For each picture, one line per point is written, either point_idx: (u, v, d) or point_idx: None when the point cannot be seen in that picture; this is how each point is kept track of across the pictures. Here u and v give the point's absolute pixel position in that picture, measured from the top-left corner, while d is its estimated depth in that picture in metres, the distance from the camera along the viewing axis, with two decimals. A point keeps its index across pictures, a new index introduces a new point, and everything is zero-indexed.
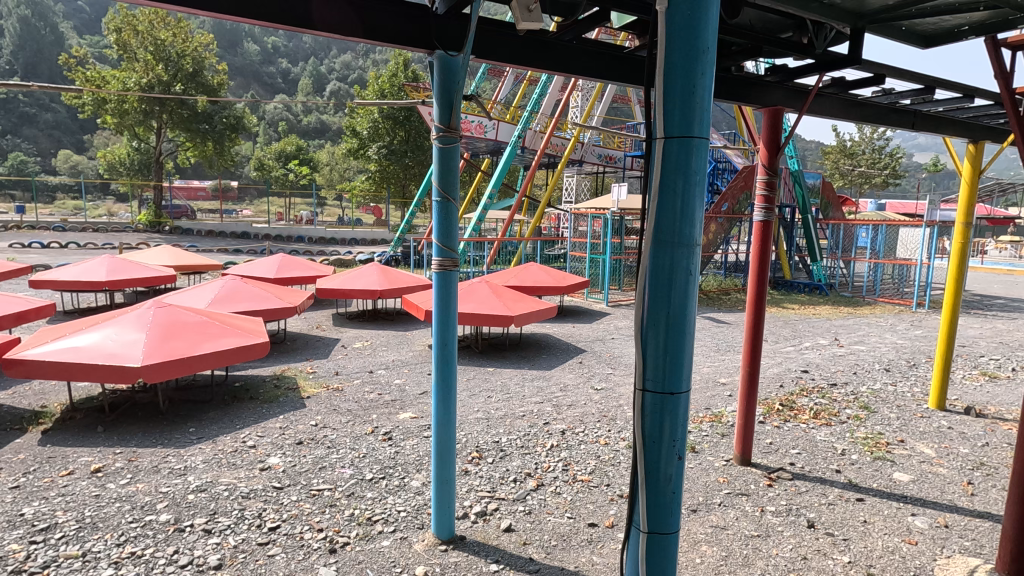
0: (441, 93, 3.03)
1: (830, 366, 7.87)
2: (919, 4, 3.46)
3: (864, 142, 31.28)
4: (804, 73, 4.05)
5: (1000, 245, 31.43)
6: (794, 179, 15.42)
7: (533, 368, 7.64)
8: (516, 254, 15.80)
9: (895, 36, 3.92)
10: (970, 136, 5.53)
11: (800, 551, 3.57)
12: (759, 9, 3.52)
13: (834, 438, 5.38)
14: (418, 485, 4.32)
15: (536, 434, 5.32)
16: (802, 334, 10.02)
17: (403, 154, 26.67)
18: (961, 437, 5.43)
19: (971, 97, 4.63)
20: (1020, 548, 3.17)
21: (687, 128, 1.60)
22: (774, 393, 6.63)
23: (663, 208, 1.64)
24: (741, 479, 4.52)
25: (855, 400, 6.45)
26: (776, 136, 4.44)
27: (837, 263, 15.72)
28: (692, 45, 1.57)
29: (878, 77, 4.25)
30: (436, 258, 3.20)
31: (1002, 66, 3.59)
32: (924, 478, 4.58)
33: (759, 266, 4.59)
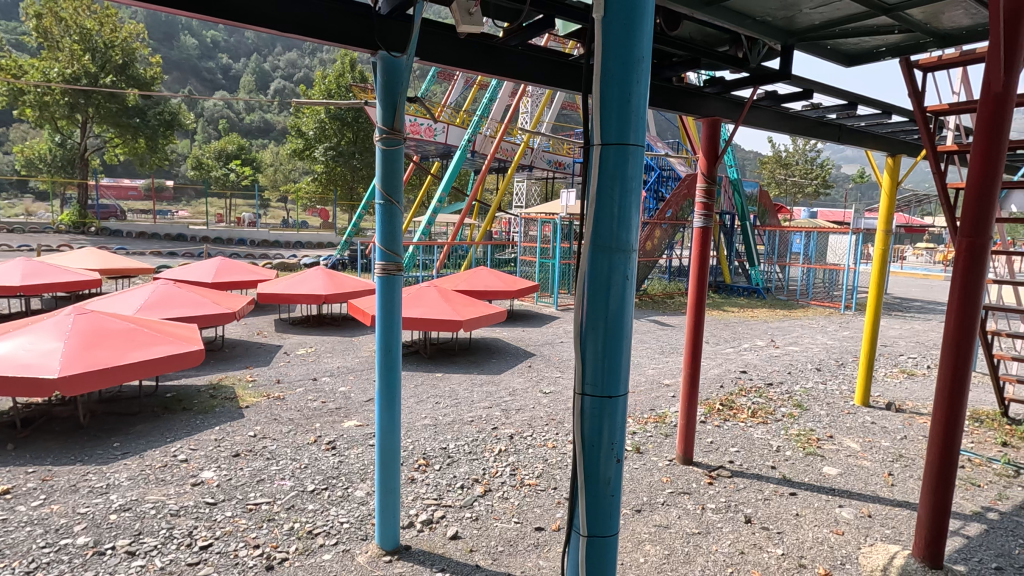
0: (385, 94, 2.97)
1: (766, 367, 8.24)
2: (842, 25, 3.68)
3: (797, 153, 33.05)
4: (740, 86, 4.24)
5: (917, 252, 33.93)
6: (733, 187, 16.08)
7: (482, 372, 7.61)
8: (466, 259, 15.66)
9: (821, 54, 4.16)
10: (889, 150, 5.93)
11: (737, 546, 3.70)
12: (698, 23, 3.66)
13: (770, 436, 5.63)
14: (362, 495, 4.21)
15: (484, 439, 5.30)
16: (740, 336, 10.46)
17: (351, 156, 26.10)
18: (883, 431, 5.80)
19: (890, 113, 4.98)
20: (935, 533, 3.42)
21: (623, 135, 1.63)
22: (715, 394, 6.87)
23: (601, 213, 1.66)
24: (683, 478, 4.65)
25: (789, 398, 6.78)
26: (714, 145, 4.61)
27: (773, 267, 16.52)
28: (628, 53, 1.60)
29: (806, 92, 4.50)
30: (379, 262, 3.13)
31: (917, 87, 3.86)
32: (850, 471, 4.86)
33: (699, 270, 4.75)
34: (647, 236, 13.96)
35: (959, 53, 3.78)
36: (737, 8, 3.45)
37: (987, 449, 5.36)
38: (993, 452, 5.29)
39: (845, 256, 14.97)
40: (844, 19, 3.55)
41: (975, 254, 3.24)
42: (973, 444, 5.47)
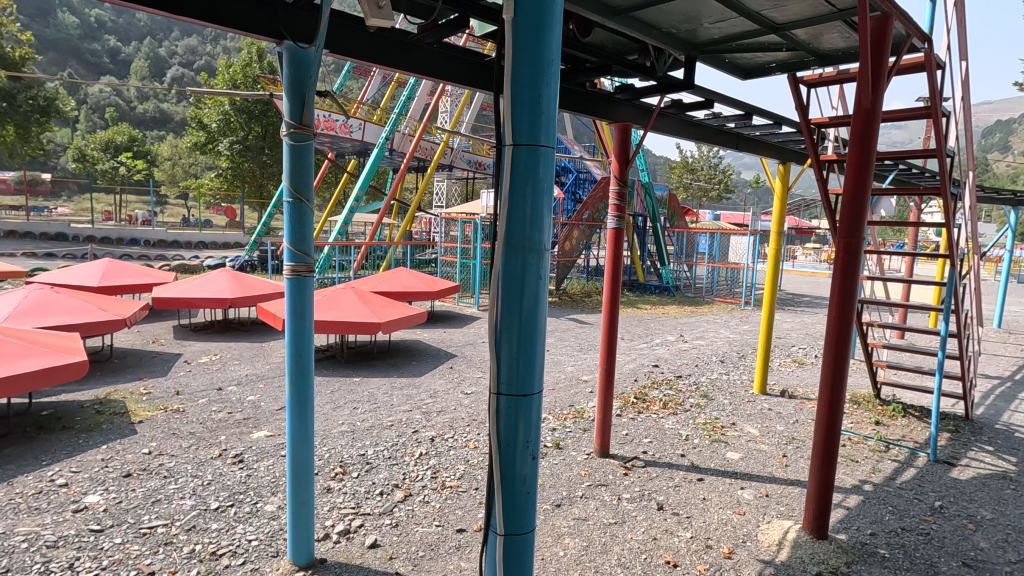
0: (292, 86, 2.83)
1: (676, 360, 8.73)
2: (738, 40, 3.96)
3: (702, 159, 35.20)
4: (648, 93, 4.44)
5: (806, 251, 37.29)
6: (645, 190, 16.86)
7: (403, 375, 7.46)
8: (385, 259, 15.29)
9: (720, 67, 4.46)
10: (781, 158, 6.46)
11: (651, 532, 3.88)
12: (608, 30, 3.80)
13: (679, 425, 5.96)
14: (273, 510, 3.98)
15: (404, 443, 5.19)
16: (653, 332, 11.01)
17: (260, 151, 24.66)
18: (778, 416, 6.32)
19: (780, 124, 5.42)
20: (820, 508, 3.77)
21: (535, 136, 1.65)
22: (629, 388, 7.17)
23: (514, 214, 1.67)
24: (600, 470, 4.81)
25: (696, 389, 7.21)
26: (625, 150, 4.82)
27: (682, 266, 17.51)
28: (538, 55, 1.62)
29: (708, 102, 4.80)
30: (286, 263, 2.97)
31: (802, 101, 4.23)
32: (750, 455, 5.25)
33: (613, 269, 4.93)
34: (565, 236, 14.33)
35: (837, 71, 4.18)
36: (644, 19, 3.62)
37: (864, 428, 5.99)
38: (868, 430, 5.92)
39: (744, 255, 16.16)
40: (739, 35, 3.82)
41: (850, 255, 3.60)
42: (852, 424, 6.09)
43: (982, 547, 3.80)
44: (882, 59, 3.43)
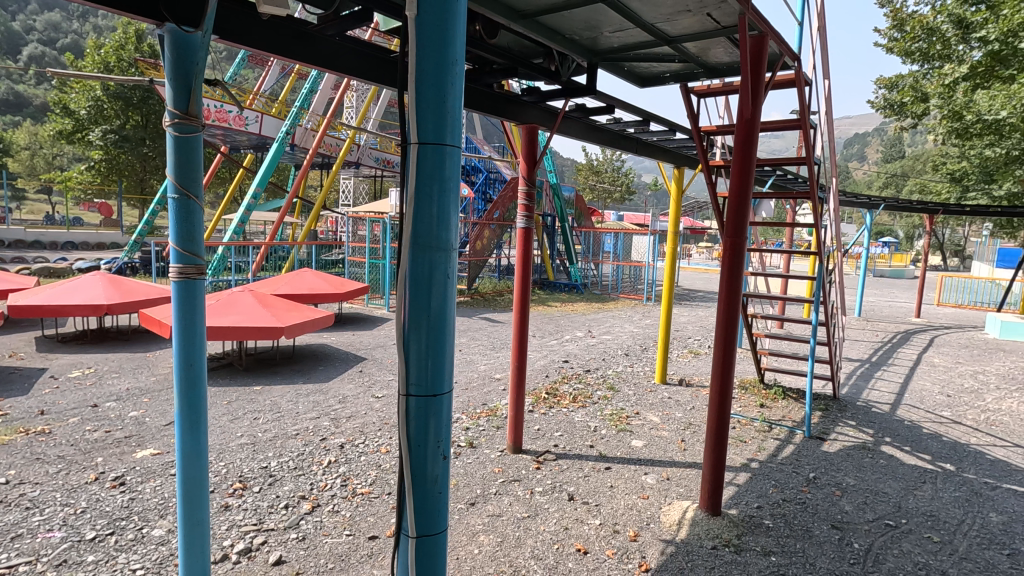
0: (174, 73, 2.51)
1: (585, 355, 9.06)
2: (635, 50, 4.19)
3: (606, 162, 36.71)
4: (553, 97, 4.57)
5: (701, 250, 40.12)
6: (553, 191, 17.27)
7: (308, 382, 7.10)
8: (287, 260, 14.49)
9: (620, 74, 4.68)
10: (676, 162, 6.91)
11: (562, 522, 4.00)
12: (514, 33, 3.87)
13: (588, 417, 6.19)
14: (161, 534, 3.65)
15: (311, 452, 4.96)
16: (563, 328, 11.35)
17: (140, 142, 22.29)
18: (677, 404, 6.76)
19: (675, 131, 5.79)
20: (714, 488, 4.08)
21: (440, 135, 1.64)
22: (540, 384, 7.33)
23: (420, 213, 1.65)
24: (513, 466, 4.88)
25: (604, 382, 7.54)
26: (532, 150, 4.93)
27: (589, 264, 18.17)
28: (442, 55, 1.62)
29: (609, 107, 5.03)
30: (172, 265, 2.64)
31: (694, 109, 4.55)
32: (652, 442, 5.57)
33: (522, 268, 5.02)
34: (477, 235, 14.37)
35: (723, 83, 4.54)
36: (549, 24, 3.73)
37: (751, 410, 6.56)
38: (754, 412, 6.50)
39: (646, 254, 17.06)
40: (637, 45, 4.03)
41: (735, 253, 3.93)
42: (741, 408, 6.65)
43: (848, 510, 4.30)
44: (759, 75, 3.77)
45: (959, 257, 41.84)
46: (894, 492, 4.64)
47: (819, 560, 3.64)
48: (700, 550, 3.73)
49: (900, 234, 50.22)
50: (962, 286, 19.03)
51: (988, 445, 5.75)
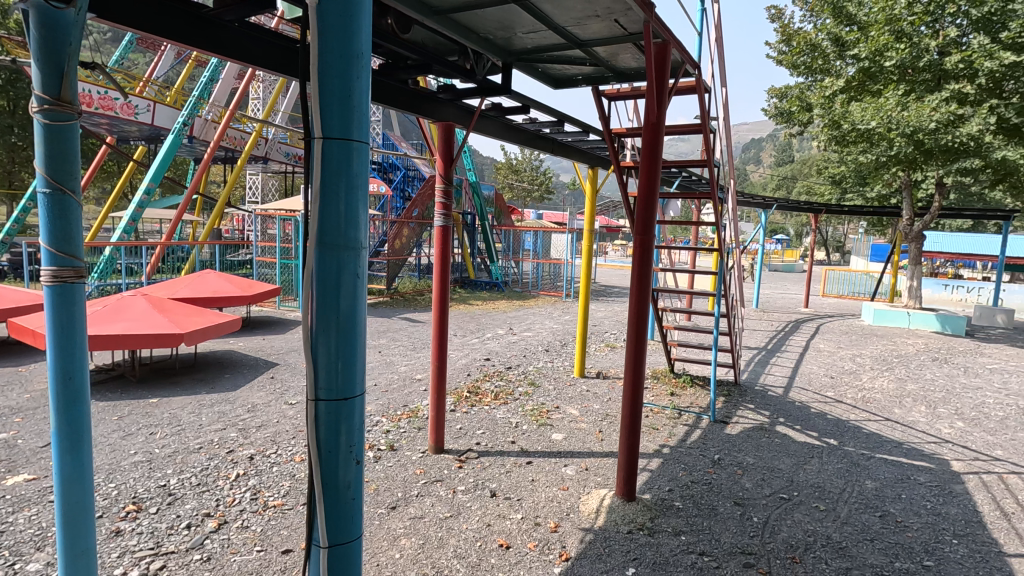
0: (43, 51, 2.17)
1: (506, 352, 9.15)
2: (548, 53, 4.28)
3: (525, 161, 37.17)
4: (469, 96, 4.57)
5: (616, 247, 41.69)
6: (473, 189, 17.27)
7: (213, 391, 6.64)
8: (187, 261, 13.44)
9: (535, 75, 4.76)
10: (591, 162, 7.13)
11: (485, 520, 4.01)
12: (428, 30, 3.83)
13: (510, 414, 6.26)
14: (38, 569, 3.27)
15: (217, 466, 4.64)
16: (484, 326, 11.38)
17: (7, 129, 19.66)
18: (595, 396, 7.00)
19: (588, 132, 5.97)
20: (629, 475, 4.28)
21: (346, 130, 1.59)
22: (462, 382, 7.31)
23: (326, 210, 1.59)
24: (435, 467, 4.83)
25: (525, 378, 7.66)
26: (449, 148, 4.90)
27: (509, 262, 18.33)
28: (348, 47, 1.57)
29: (524, 107, 5.11)
30: (43, 268, 2.30)
31: (604, 112, 4.72)
32: (572, 434, 5.73)
33: (441, 266, 4.97)
34: (395, 235, 14.14)
35: (631, 88, 4.74)
36: (463, 23, 3.73)
37: (662, 399, 6.92)
38: (665, 400, 6.86)
39: (565, 251, 17.48)
40: (549, 47, 4.12)
41: (645, 250, 4.12)
42: (654, 397, 6.99)
43: (747, 487, 4.66)
44: (664, 81, 3.97)
45: (840, 252, 46.41)
46: (787, 467, 5.08)
47: (724, 535, 3.91)
48: (616, 535, 3.88)
49: (791, 232, 54.83)
50: (843, 277, 21.09)
51: (864, 420, 6.44)
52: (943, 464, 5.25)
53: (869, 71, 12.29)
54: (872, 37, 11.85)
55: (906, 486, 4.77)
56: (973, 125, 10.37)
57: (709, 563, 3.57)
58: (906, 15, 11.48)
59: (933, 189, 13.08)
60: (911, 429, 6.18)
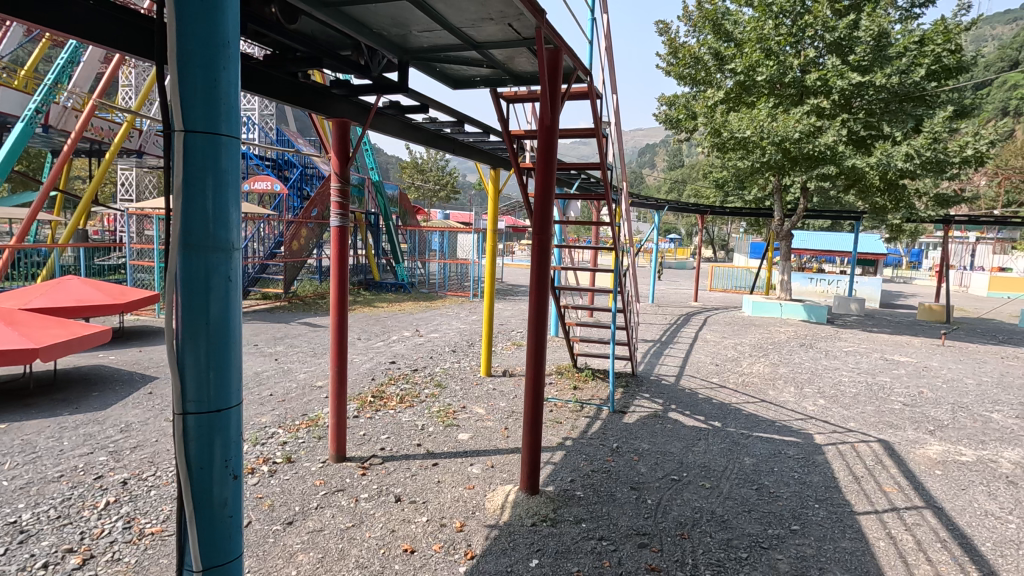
0: None
1: (412, 355, 9.01)
2: (445, 53, 4.27)
3: (430, 160, 36.73)
4: (365, 92, 4.44)
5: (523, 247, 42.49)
6: (376, 188, 16.83)
7: (78, 412, 5.92)
8: (45, 266, 11.88)
9: (432, 74, 4.73)
10: (492, 163, 7.21)
11: (389, 526, 3.93)
12: (317, 22, 3.69)
13: (415, 416, 6.17)
14: None
15: (81, 495, 4.15)
16: (389, 329, 11.12)
17: None
18: (501, 394, 7.09)
19: (488, 134, 6.04)
20: (532, 469, 4.38)
21: (212, 123, 1.49)
22: (366, 387, 7.09)
23: (191, 209, 1.48)
24: (337, 476, 4.65)
25: (431, 379, 7.59)
26: (345, 146, 4.73)
27: (416, 263, 18.06)
28: (211, 36, 1.47)
29: (423, 106, 5.06)
30: None
31: (503, 113, 4.79)
32: (478, 433, 5.76)
33: (339, 268, 4.79)
34: (293, 235, 13.43)
35: (528, 91, 4.85)
36: (355, 17, 3.63)
37: (565, 393, 7.15)
38: (568, 395, 7.10)
39: (472, 252, 17.50)
40: (445, 47, 4.11)
41: (542, 250, 4.24)
42: (557, 392, 7.20)
43: (642, 471, 4.94)
44: (557, 86, 4.10)
45: (724, 250, 50.46)
46: (677, 450, 5.45)
47: (621, 519, 4.12)
48: (520, 529, 3.96)
49: (683, 232, 58.74)
50: (727, 273, 22.95)
51: (744, 402, 7.06)
52: (808, 438, 5.89)
53: (744, 84, 13.49)
54: (746, 53, 13.05)
55: (777, 460, 5.30)
56: (829, 136, 11.74)
57: (608, 546, 3.75)
58: (773, 36, 12.80)
59: (799, 193, 14.64)
60: (783, 408, 6.87)
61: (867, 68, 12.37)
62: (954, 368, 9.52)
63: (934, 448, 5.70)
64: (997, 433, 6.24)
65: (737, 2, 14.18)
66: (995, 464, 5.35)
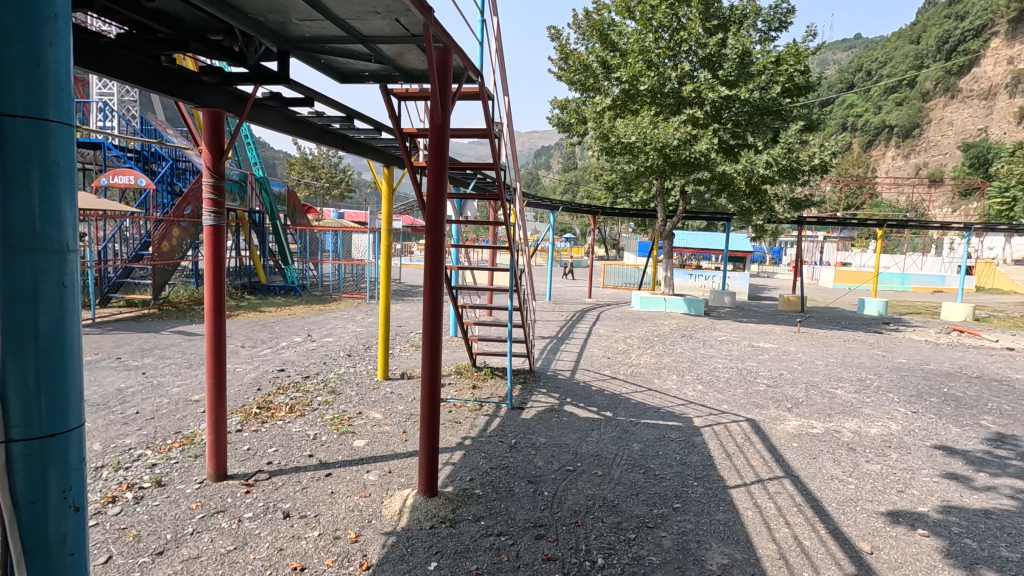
0: None
1: (303, 361, 8.52)
2: (329, 44, 4.08)
3: (322, 157, 35.05)
4: (241, 82, 4.14)
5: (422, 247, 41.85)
6: (260, 185, 15.76)
7: None
8: None
9: (316, 65, 4.51)
10: (385, 161, 7.03)
11: (276, 544, 3.69)
12: (182, 3, 3.37)
13: (307, 426, 5.85)
14: None
15: None
16: (278, 335, 10.45)
17: None
18: (399, 398, 6.93)
19: (380, 131, 5.89)
20: (431, 472, 4.32)
21: (36, 108, 1.33)
22: (250, 399, 6.59)
23: (10, 206, 1.31)
24: (216, 497, 4.28)
25: (324, 386, 7.23)
26: (219, 138, 4.37)
27: (307, 265, 17.17)
28: (33, 10, 1.32)
29: (308, 99, 4.81)
30: None
31: (394, 111, 4.69)
32: (375, 439, 5.59)
33: (214, 271, 4.42)
34: (162, 235, 12.21)
35: (419, 89, 4.78)
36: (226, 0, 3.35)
37: (465, 393, 7.15)
38: (467, 394, 7.10)
39: (367, 252, 16.94)
40: (329, 39, 3.93)
41: (436, 250, 4.21)
42: (457, 392, 7.19)
43: (539, 464, 5.08)
44: (446, 85, 4.09)
45: (616, 249, 53.24)
46: (573, 442, 5.67)
47: (519, 513, 4.20)
48: (419, 533, 3.90)
49: (577, 231, 61.09)
50: (618, 271, 24.26)
51: (633, 392, 7.49)
52: (688, 422, 6.39)
53: (629, 92, 14.33)
54: (630, 63, 13.89)
55: (662, 443, 5.70)
56: (702, 144, 12.84)
57: (506, 541, 3.80)
58: (653, 49, 13.68)
59: (678, 196, 15.85)
60: (667, 395, 7.40)
61: (733, 83, 13.63)
62: (808, 351, 10.81)
63: (792, 423, 6.44)
64: (840, 407, 7.18)
65: (621, 14, 14.99)
66: (839, 434, 6.15)
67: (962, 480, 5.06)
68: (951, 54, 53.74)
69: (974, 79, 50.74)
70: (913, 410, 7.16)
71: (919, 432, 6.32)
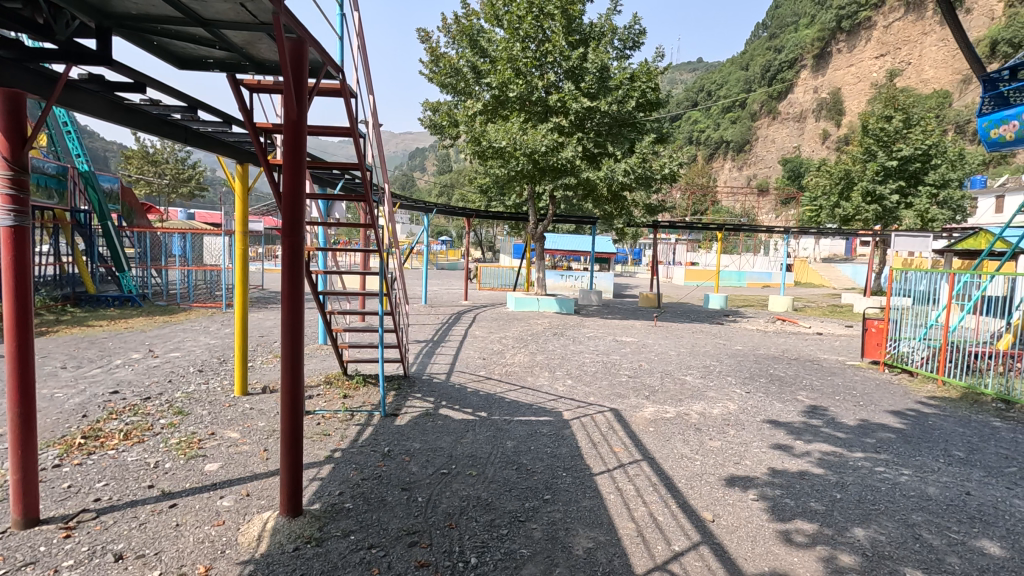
0: None
1: (144, 380, 7.55)
2: (161, 26, 3.66)
3: (165, 151, 31.38)
4: (47, 59, 3.56)
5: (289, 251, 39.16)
6: (86, 181, 13.72)
7: None
8: None
9: (148, 49, 4.03)
10: (240, 158, 6.47)
11: None
12: None
13: (146, 454, 5.17)
14: None
15: None
16: (111, 352, 9.13)
17: None
18: (259, 413, 6.42)
19: (230, 124, 5.41)
20: (293, 490, 4.05)
21: None
22: (73, 428, 5.67)
23: None
24: (24, 547, 3.62)
25: (169, 407, 6.45)
26: (18, 124, 3.71)
27: (147, 272, 15.22)
28: None
29: (139, 85, 4.27)
30: None
31: (245, 104, 4.33)
32: (230, 461, 5.10)
33: (17, 281, 3.72)
34: None
35: (273, 82, 4.46)
36: None
37: (334, 403, 6.81)
38: (337, 405, 6.76)
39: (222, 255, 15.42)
40: (159, 19, 3.52)
41: (293, 252, 3.96)
42: (325, 403, 6.82)
43: (413, 470, 5.00)
44: (302, 79, 3.86)
45: (492, 251, 54.00)
46: (447, 444, 5.65)
47: (391, 522, 4.09)
48: (280, 557, 3.62)
49: (453, 233, 61.09)
50: (495, 273, 24.65)
51: (507, 391, 7.65)
52: (558, 416, 6.68)
53: (499, 98, 14.70)
54: (499, 70, 14.30)
55: (533, 439, 5.89)
56: (568, 151, 13.56)
57: (377, 553, 3.68)
58: (521, 58, 14.28)
59: (548, 200, 16.54)
60: (538, 392, 7.67)
61: (594, 95, 14.61)
62: (662, 343, 11.84)
63: (649, 410, 7.01)
64: (688, 392, 7.98)
65: (489, 21, 15.34)
66: (687, 416, 6.83)
67: (785, 448, 5.87)
68: (771, 81, 62.47)
69: (790, 104, 59.37)
70: (747, 391, 8.16)
71: (751, 409, 7.22)
